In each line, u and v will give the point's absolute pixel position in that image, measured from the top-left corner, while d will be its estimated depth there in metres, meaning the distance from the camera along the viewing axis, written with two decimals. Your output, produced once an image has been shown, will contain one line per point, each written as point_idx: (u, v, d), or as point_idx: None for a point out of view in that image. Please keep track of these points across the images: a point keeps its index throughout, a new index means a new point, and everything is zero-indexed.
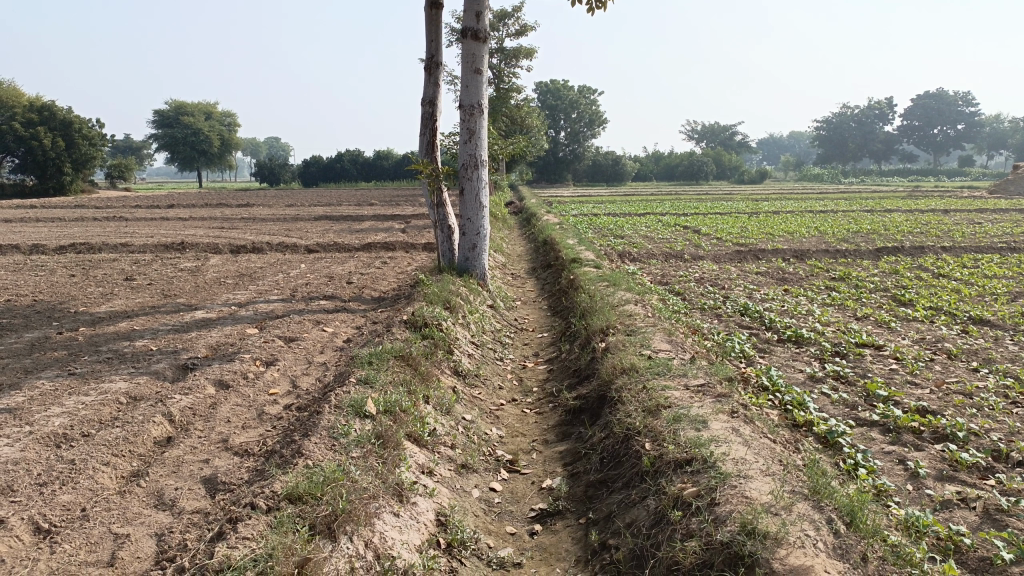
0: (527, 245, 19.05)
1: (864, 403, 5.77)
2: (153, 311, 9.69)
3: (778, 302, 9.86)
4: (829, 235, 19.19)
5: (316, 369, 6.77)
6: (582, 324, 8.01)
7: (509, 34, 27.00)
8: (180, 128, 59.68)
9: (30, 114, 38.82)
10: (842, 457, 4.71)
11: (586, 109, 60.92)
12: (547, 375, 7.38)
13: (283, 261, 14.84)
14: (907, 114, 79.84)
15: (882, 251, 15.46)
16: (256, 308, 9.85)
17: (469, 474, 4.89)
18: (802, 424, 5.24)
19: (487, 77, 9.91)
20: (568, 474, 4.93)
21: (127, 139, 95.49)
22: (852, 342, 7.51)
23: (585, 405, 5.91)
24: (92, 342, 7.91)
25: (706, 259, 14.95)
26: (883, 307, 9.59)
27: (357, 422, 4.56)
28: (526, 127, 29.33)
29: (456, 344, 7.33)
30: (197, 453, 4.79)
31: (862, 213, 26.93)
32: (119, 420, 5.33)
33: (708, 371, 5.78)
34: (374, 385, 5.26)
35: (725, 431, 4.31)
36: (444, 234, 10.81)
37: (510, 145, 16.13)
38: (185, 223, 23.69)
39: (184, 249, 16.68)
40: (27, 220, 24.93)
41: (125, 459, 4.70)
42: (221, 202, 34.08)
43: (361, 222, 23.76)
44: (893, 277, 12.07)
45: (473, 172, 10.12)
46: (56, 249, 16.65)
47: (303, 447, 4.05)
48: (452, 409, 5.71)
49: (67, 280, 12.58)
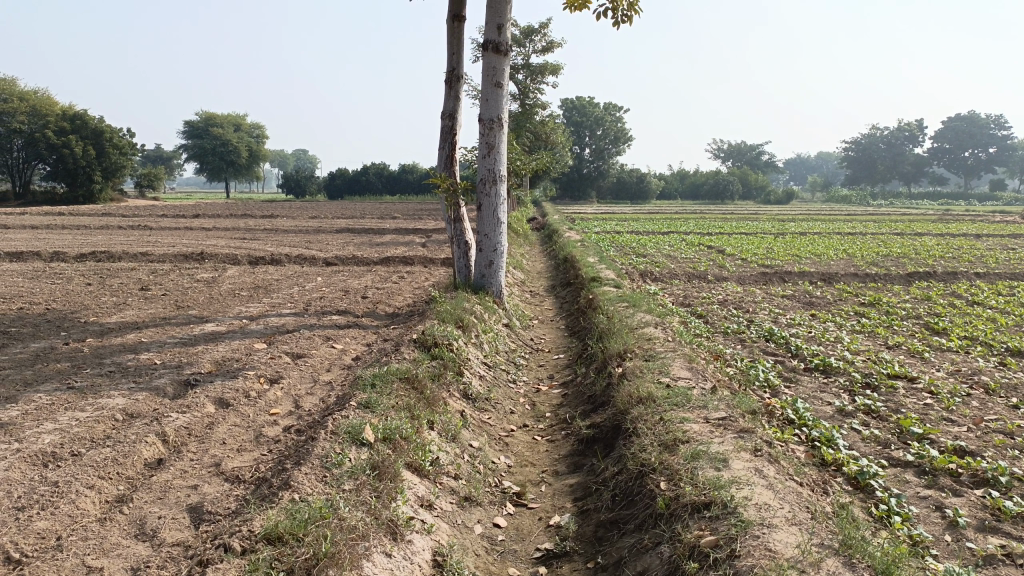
0: (548, 262, 18.77)
1: (897, 440, 5.42)
2: (163, 323, 9.52)
3: (805, 328, 9.49)
4: (858, 258, 18.72)
5: (321, 389, 6.52)
6: (599, 346, 7.70)
7: (536, 50, 26.89)
8: (209, 139, 60.25)
9: (63, 123, 39.36)
10: (873, 502, 4.37)
11: (611, 126, 60.72)
12: (561, 400, 7.09)
13: (300, 274, 14.69)
14: (938, 137, 78.78)
15: (913, 276, 15.00)
16: (267, 322, 9.65)
17: (472, 508, 4.61)
18: (830, 463, 4.90)
19: (508, 91, 9.69)
20: (577, 511, 4.62)
21: (158, 149, 96.88)
22: (883, 373, 7.14)
23: (599, 435, 5.60)
24: (97, 353, 7.74)
25: (730, 280, 14.59)
26: (916, 336, 9.18)
27: (352, 450, 4.29)
28: (551, 143, 29.15)
29: (467, 365, 7.05)
30: (186, 478, 4.54)
31: (892, 236, 26.38)
32: (111, 439, 5.11)
33: (730, 403, 5.44)
34: (375, 410, 4.99)
35: (748, 472, 3.98)
36: (460, 251, 10.57)
37: (532, 162, 15.92)
38: (208, 233, 23.70)
39: (203, 260, 16.60)
40: (53, 227, 25.13)
41: (111, 482, 4.46)
42: (245, 213, 34.22)
43: (382, 235, 23.61)
44: (926, 304, 11.63)
45: (492, 188, 9.87)
46: (77, 257, 16.67)
47: (292, 479, 3.78)
48: (458, 435, 5.43)
49: (82, 288, 12.48)
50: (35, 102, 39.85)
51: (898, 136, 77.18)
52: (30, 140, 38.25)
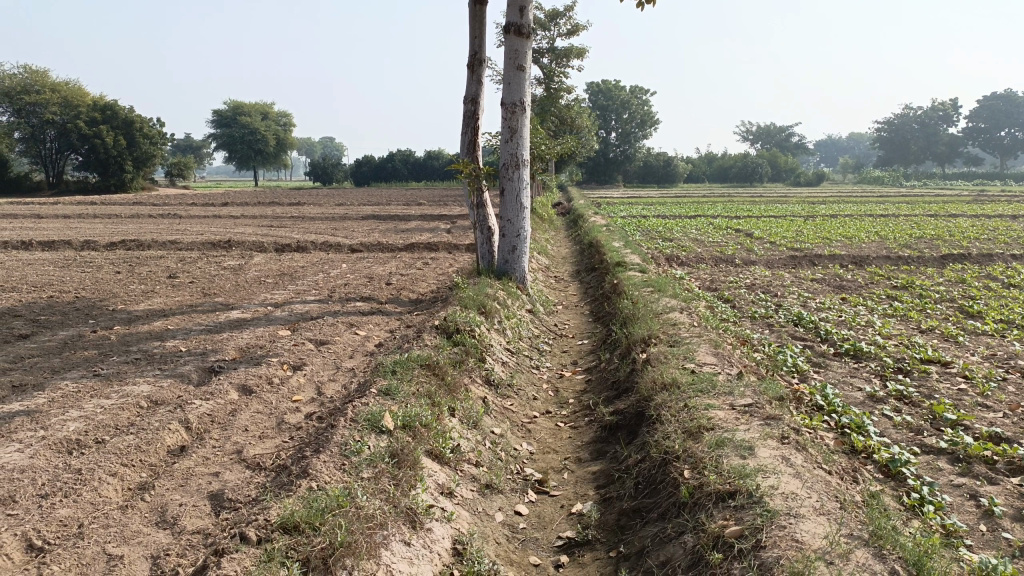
0: (573, 247, 18.65)
1: (930, 427, 5.27)
2: (189, 310, 9.58)
3: (835, 311, 9.31)
4: (890, 240, 18.35)
5: (343, 375, 6.51)
6: (623, 332, 7.61)
7: (560, 33, 26.62)
8: (237, 127, 60.66)
9: (94, 113, 39.85)
10: (905, 490, 4.25)
11: (637, 109, 60.12)
12: (584, 386, 7.01)
13: (325, 261, 14.73)
14: (974, 116, 76.98)
15: (948, 258, 14.67)
16: (292, 308, 9.68)
17: (493, 495, 4.56)
18: (860, 450, 4.78)
19: (530, 74, 9.57)
20: (600, 498, 4.56)
21: (187, 138, 97.88)
22: (915, 358, 6.96)
23: (622, 422, 5.53)
24: (124, 341, 7.80)
25: (758, 264, 14.38)
26: (949, 319, 8.95)
27: (372, 438, 4.26)
28: (576, 127, 28.91)
29: (489, 351, 7.00)
30: (208, 465, 4.55)
31: (926, 218, 25.85)
32: (135, 426, 5.14)
33: (757, 389, 5.33)
34: (395, 397, 4.96)
35: (774, 460, 3.88)
36: (484, 236, 10.49)
37: (556, 146, 15.79)
38: (235, 221, 23.89)
39: (230, 247, 16.71)
40: (85, 216, 25.47)
41: (134, 469, 4.49)
42: (273, 200, 34.44)
43: (408, 222, 23.62)
44: (961, 286, 11.36)
45: (514, 172, 9.77)
46: (107, 246, 16.87)
47: (310, 467, 3.76)
48: (480, 422, 5.38)
49: (112, 277, 12.62)
50: (66, 93, 40.37)
51: (932, 115, 75.52)
52: (63, 131, 38.77)
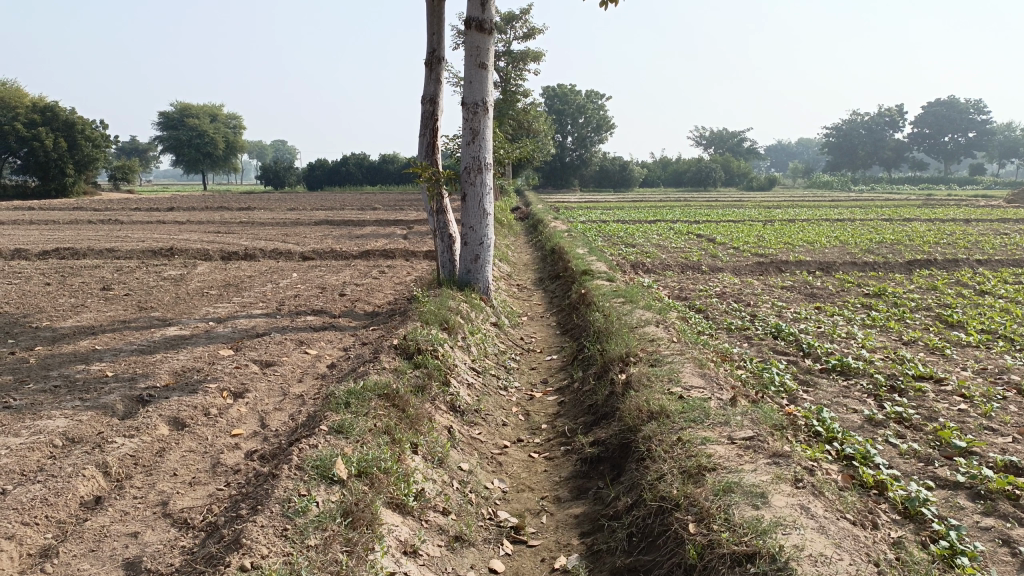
0: (534, 253, 18.10)
1: (939, 455, 4.81)
2: (122, 327, 8.74)
3: (813, 323, 8.90)
4: (852, 245, 18.21)
5: (291, 404, 5.82)
6: (597, 349, 7.05)
7: (517, 37, 26.10)
8: (184, 131, 58.80)
9: (33, 115, 38.01)
10: (930, 536, 3.74)
11: (593, 114, 60.06)
12: (557, 410, 6.43)
13: (275, 270, 13.91)
14: (919, 122, 78.83)
15: (914, 265, 14.46)
16: (236, 324, 8.91)
17: (464, 549, 3.95)
18: (870, 486, 4.27)
19: (493, 72, 9.00)
20: (587, 550, 4.00)
21: (132, 141, 95.00)
22: (908, 374, 6.53)
23: (604, 454, 4.98)
24: (44, 364, 6.97)
25: (725, 271, 14.01)
26: (931, 330, 8.59)
27: (322, 489, 3.62)
28: (533, 131, 28.44)
29: (454, 372, 6.37)
30: (125, 522, 3.86)
31: (882, 222, 25.97)
32: (44, 473, 4.39)
33: (754, 418, 4.82)
34: (350, 435, 4.29)
35: (793, 511, 3.40)
36: (445, 244, 9.87)
37: (515, 149, 15.23)
38: (181, 227, 22.80)
39: (173, 256, 15.75)
40: (21, 222, 24.11)
41: (37, 530, 3.76)
42: (222, 206, 33.22)
43: (362, 228, 22.80)
44: (934, 294, 11.09)
45: (477, 176, 9.19)
46: (39, 255, 15.76)
47: (246, 534, 3.11)
48: (446, 459, 4.79)
49: (40, 289, 11.65)
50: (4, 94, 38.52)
51: (878, 121, 76.91)
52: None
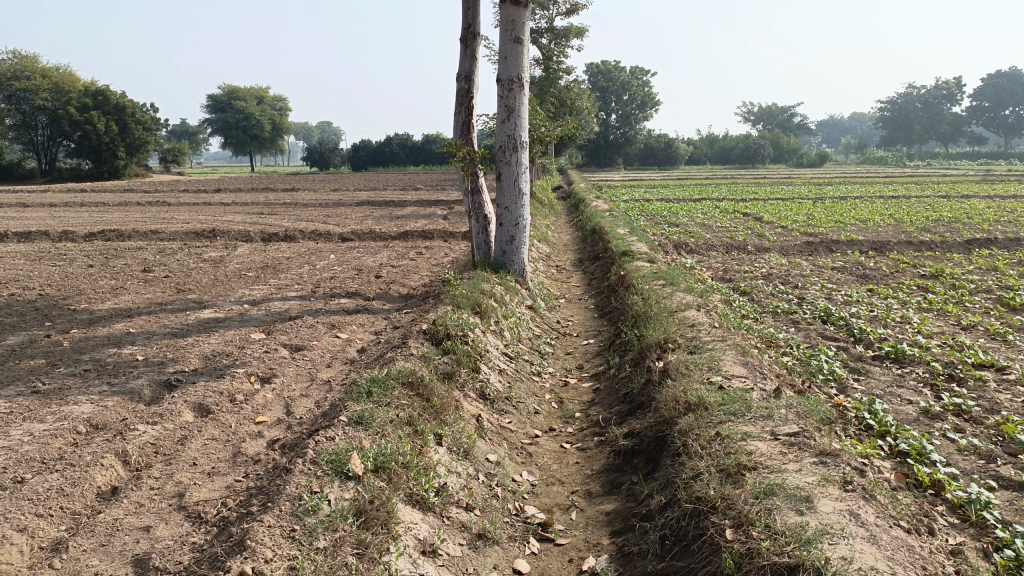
0: (575, 233, 17.77)
1: (1002, 452, 4.45)
2: (157, 310, 8.71)
3: (866, 306, 8.47)
4: (907, 224, 17.46)
5: (317, 391, 5.69)
6: (634, 334, 6.77)
7: (559, 13, 25.56)
8: (231, 112, 59.46)
9: (85, 99, 38.60)
10: (993, 543, 3.42)
11: (637, 91, 58.86)
12: (592, 398, 6.19)
13: (314, 251, 13.88)
14: (978, 95, 75.72)
15: (973, 244, 13.77)
16: (270, 307, 8.83)
17: (487, 548, 3.75)
18: (926, 485, 3.95)
19: (528, 47, 8.69)
20: (616, 552, 3.78)
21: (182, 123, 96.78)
22: (968, 363, 6.12)
23: (639, 447, 4.73)
24: (77, 347, 6.96)
25: (772, 251, 13.54)
26: (992, 314, 8.10)
27: (336, 486, 3.45)
28: (576, 109, 27.93)
29: (485, 358, 6.15)
30: (139, 515, 3.75)
31: (939, 199, 24.94)
32: (63, 461, 4.31)
33: (800, 411, 4.51)
34: (370, 427, 4.13)
35: (841, 518, 3.12)
36: (480, 225, 9.62)
37: (556, 128, 14.91)
38: (225, 208, 23.00)
39: (214, 237, 15.83)
40: (72, 204, 24.53)
41: (50, 522, 3.66)
42: (267, 187, 33.38)
43: (403, 208, 22.67)
44: (994, 275, 10.51)
45: (512, 155, 8.91)
46: (86, 237, 15.97)
47: (252, 538, 2.96)
48: (472, 450, 4.58)
49: (83, 271, 11.76)
50: (57, 79, 39.19)
51: (936, 94, 73.98)
52: (54, 118, 37.74)
